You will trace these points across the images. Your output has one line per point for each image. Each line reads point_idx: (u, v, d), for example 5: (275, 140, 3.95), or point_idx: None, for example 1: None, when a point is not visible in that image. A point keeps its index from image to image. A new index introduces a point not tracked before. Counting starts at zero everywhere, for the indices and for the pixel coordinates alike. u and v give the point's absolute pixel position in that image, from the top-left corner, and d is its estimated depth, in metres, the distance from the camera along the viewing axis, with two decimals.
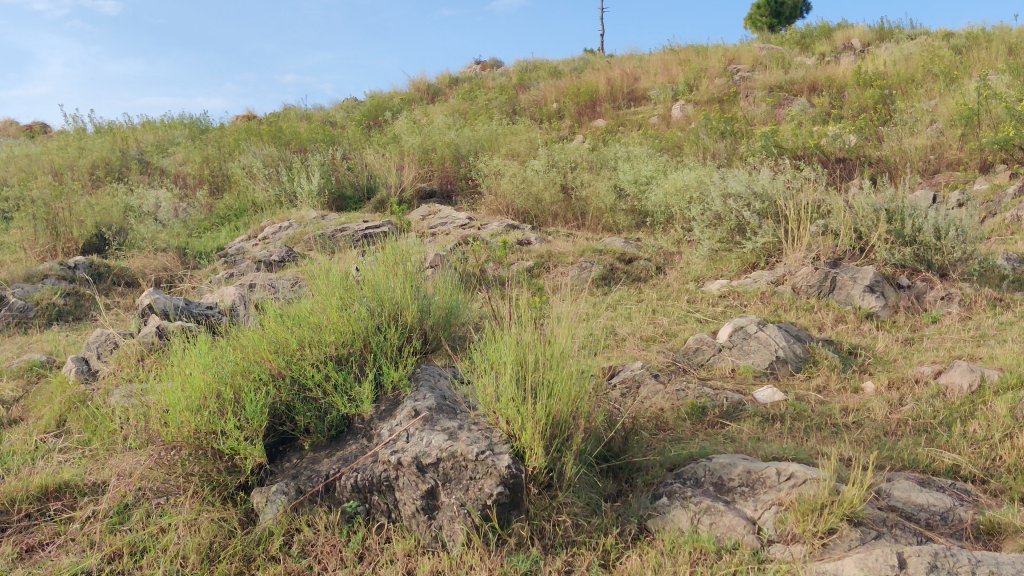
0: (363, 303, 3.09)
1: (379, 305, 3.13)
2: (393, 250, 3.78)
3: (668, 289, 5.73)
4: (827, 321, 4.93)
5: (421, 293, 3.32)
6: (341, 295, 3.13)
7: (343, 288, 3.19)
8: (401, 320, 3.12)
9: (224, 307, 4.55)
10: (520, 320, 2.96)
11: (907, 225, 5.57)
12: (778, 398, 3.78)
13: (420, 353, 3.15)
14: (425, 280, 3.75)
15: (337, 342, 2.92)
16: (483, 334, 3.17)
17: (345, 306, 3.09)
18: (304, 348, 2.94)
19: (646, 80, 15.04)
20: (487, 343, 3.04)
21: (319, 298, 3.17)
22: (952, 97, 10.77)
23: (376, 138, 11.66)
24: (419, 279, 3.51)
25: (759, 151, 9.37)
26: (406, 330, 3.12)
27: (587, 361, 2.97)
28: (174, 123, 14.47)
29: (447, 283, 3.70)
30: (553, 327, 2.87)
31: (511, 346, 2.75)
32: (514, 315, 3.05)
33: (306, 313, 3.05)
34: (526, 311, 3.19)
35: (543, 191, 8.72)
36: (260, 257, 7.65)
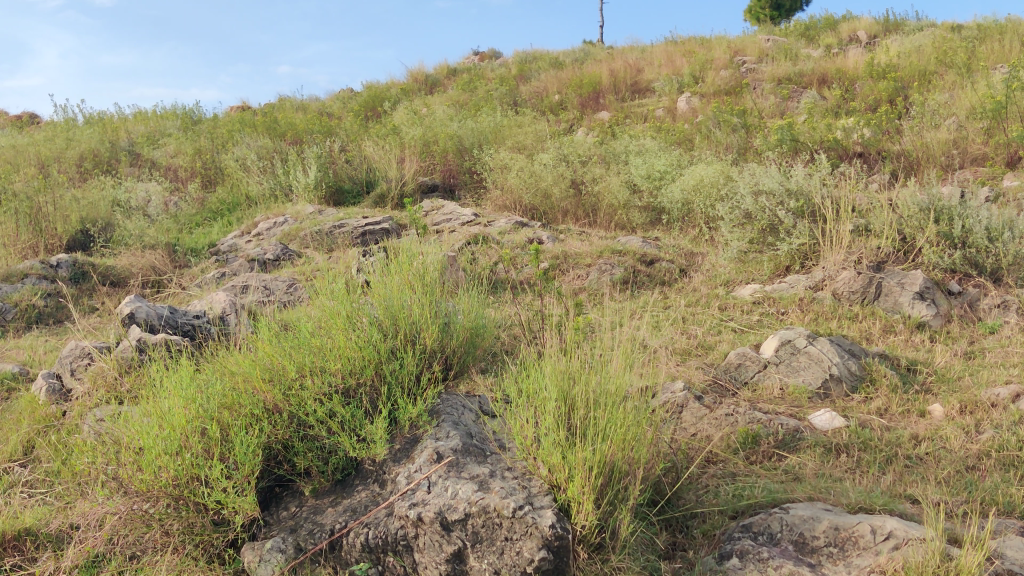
0: (374, 322, 2.64)
1: (393, 324, 2.68)
2: (407, 257, 3.32)
3: (696, 294, 5.29)
4: (876, 332, 4.50)
5: (442, 308, 2.86)
6: (348, 311, 2.68)
7: (350, 302, 2.74)
8: (420, 343, 2.68)
9: (215, 318, 4.11)
10: (563, 346, 2.52)
11: (956, 226, 5.14)
12: (838, 425, 3.35)
13: (441, 380, 2.70)
14: (444, 291, 3.31)
15: (344, 368, 2.46)
16: (518, 359, 2.73)
17: (354, 325, 2.64)
18: (304, 377, 2.49)
19: (650, 71, 14.55)
20: (525, 369, 2.60)
21: (321, 314, 2.72)
22: (972, 89, 10.30)
23: (375, 129, 11.21)
24: (438, 294, 3.07)
25: (775, 145, 8.89)
26: (425, 354, 2.68)
27: (639, 391, 2.53)
28: (167, 114, 14.00)
29: (468, 295, 3.25)
30: (603, 355, 2.44)
31: (553, 377, 2.31)
32: (553, 338, 2.61)
33: (307, 334, 2.60)
34: (565, 334, 2.75)
35: (552, 186, 8.25)
36: (253, 255, 7.20)
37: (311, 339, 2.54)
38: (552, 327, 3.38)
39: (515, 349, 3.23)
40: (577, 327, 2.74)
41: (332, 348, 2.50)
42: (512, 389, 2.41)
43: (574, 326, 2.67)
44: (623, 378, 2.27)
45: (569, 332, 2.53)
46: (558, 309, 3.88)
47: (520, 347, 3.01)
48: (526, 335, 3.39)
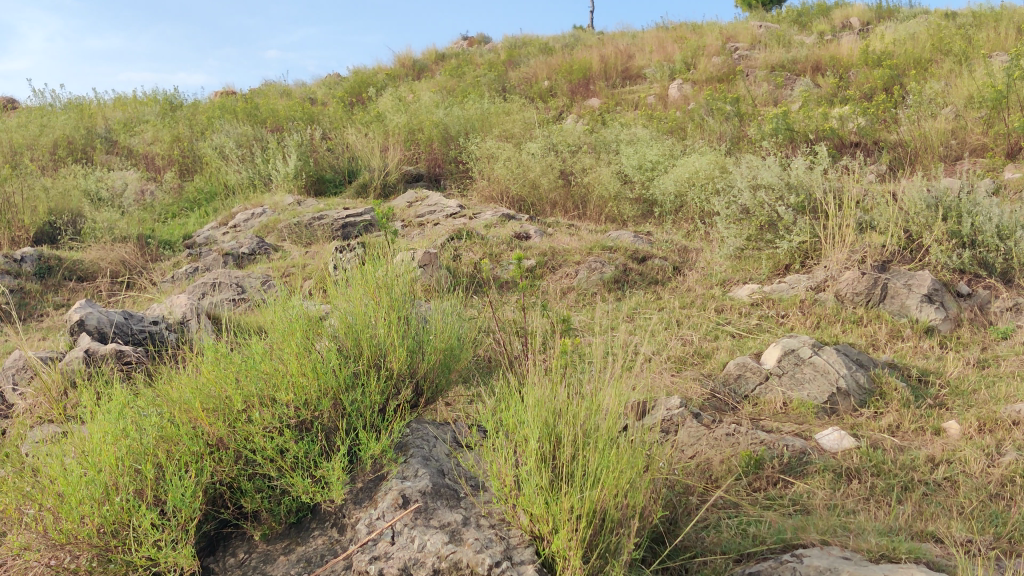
0: (333, 344, 2.35)
1: (354, 346, 2.40)
2: (375, 266, 3.02)
3: (691, 295, 5.01)
4: (882, 338, 4.23)
5: (413, 326, 2.57)
6: (304, 330, 2.39)
7: (306, 320, 2.45)
8: (386, 368, 2.39)
9: (176, 323, 3.81)
10: (547, 374, 2.24)
11: (965, 223, 4.87)
12: (848, 446, 3.07)
13: (409, 408, 2.42)
14: (419, 302, 3.02)
15: (297, 397, 2.17)
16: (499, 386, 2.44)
17: (311, 349, 2.36)
18: (253, 406, 2.19)
19: (641, 58, 14.24)
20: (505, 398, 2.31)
21: (273, 332, 2.42)
22: (970, 76, 10.01)
23: (358, 116, 10.88)
24: (408, 310, 2.78)
25: (769, 134, 8.58)
26: (392, 378, 2.39)
27: (634, 421, 2.25)
28: (146, 99, 13.62)
29: (445, 307, 2.96)
30: (593, 386, 2.16)
31: (536, 411, 2.02)
32: (537, 363, 2.33)
33: (257, 356, 2.30)
34: (551, 357, 2.46)
35: (541, 176, 7.95)
36: (227, 249, 6.89)
37: (261, 364, 2.25)
38: (538, 343, 3.09)
39: (495, 369, 2.95)
40: (565, 350, 2.46)
41: (284, 375, 2.21)
42: (490, 422, 2.12)
43: (560, 349, 2.38)
44: (616, 415, 1.99)
45: (555, 358, 2.24)
46: (543, 321, 3.61)
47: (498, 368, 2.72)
48: (509, 350, 3.11)
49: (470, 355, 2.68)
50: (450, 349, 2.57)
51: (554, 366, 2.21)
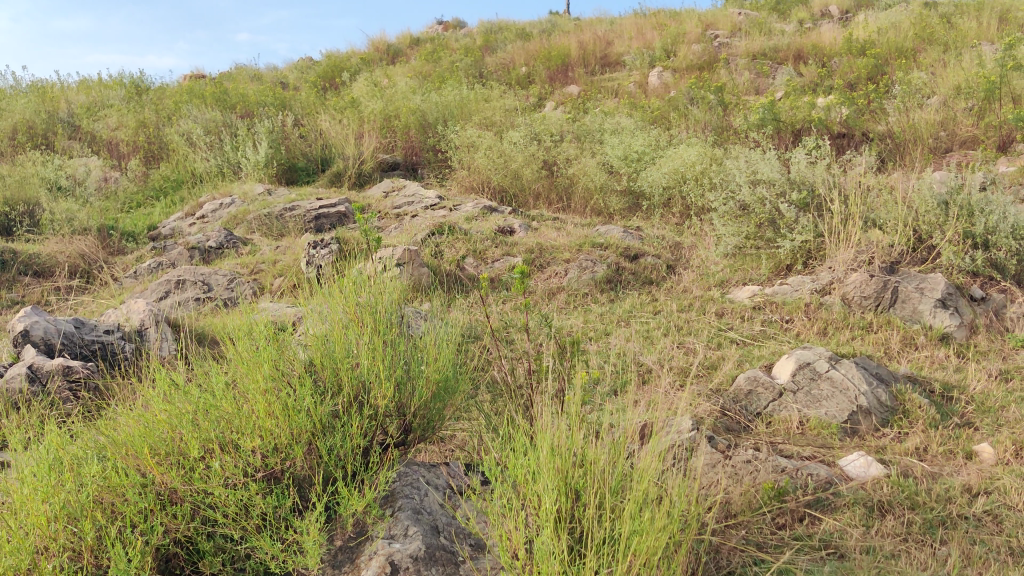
0: (307, 378, 2.03)
1: (331, 380, 2.08)
2: (353, 280, 2.69)
3: (688, 297, 4.73)
4: (896, 346, 3.95)
5: (400, 352, 2.25)
6: (273, 357, 2.06)
7: (275, 345, 2.12)
8: (369, 404, 2.07)
9: (132, 332, 3.46)
10: (563, 415, 1.95)
11: (979, 223, 4.60)
12: (876, 474, 2.79)
13: (395, 450, 2.10)
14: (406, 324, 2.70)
15: (265, 442, 1.85)
16: (503, 428, 2.12)
17: (281, 381, 2.03)
18: (211, 450, 1.85)
19: (620, 44, 13.91)
20: (511, 439, 2.02)
21: (238, 359, 2.09)
22: (957, 65, 9.73)
23: (332, 102, 10.50)
24: (394, 333, 2.46)
25: (755, 125, 8.26)
26: (376, 415, 2.07)
27: (660, 470, 1.94)
28: (111, 83, 13.12)
29: (437, 327, 2.65)
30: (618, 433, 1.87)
31: (554, 462, 1.72)
32: (549, 402, 2.04)
33: (217, 389, 1.97)
34: (561, 395, 2.17)
35: (524, 166, 7.62)
36: (193, 243, 6.52)
37: (223, 400, 1.92)
38: (538, 368, 2.79)
39: (490, 396, 2.63)
40: (577, 384, 2.16)
41: (250, 414, 1.88)
42: (495, 471, 1.81)
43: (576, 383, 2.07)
44: (649, 472, 1.71)
45: (571, 397, 1.96)
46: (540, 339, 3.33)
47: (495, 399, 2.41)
48: (504, 370, 2.80)
49: (465, 385, 2.37)
50: (444, 380, 2.25)
51: (570, 406, 1.92)
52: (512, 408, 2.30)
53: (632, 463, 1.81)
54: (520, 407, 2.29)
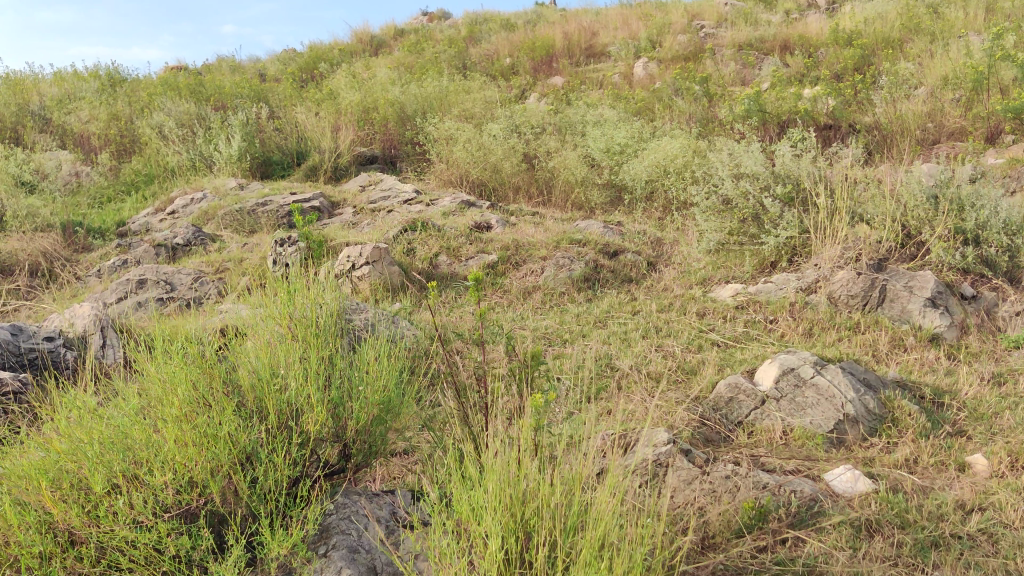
0: (232, 402, 1.88)
1: (258, 404, 1.94)
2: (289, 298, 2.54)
3: (669, 296, 4.55)
4: (884, 349, 3.79)
5: (337, 375, 2.11)
6: (192, 378, 1.92)
7: (196, 366, 1.96)
8: (300, 431, 1.92)
9: (75, 339, 3.26)
10: (516, 441, 1.79)
11: (969, 219, 4.42)
12: (864, 490, 2.62)
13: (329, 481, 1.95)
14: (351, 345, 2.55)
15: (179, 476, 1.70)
16: (454, 457, 1.95)
17: (201, 406, 1.88)
18: (120, 485, 1.70)
19: (605, 35, 13.70)
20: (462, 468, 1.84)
21: (153, 381, 1.94)
22: (945, 55, 9.55)
23: (310, 94, 10.27)
24: (333, 353, 2.32)
25: (740, 116, 8.07)
26: (309, 443, 1.92)
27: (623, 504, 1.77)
28: (86, 74, 12.84)
29: (384, 346, 2.50)
30: (577, 466, 1.71)
31: (501, 500, 1.56)
32: (501, 425, 1.86)
33: (130, 416, 1.82)
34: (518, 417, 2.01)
35: (503, 159, 7.42)
36: (160, 239, 6.29)
37: (133, 427, 1.77)
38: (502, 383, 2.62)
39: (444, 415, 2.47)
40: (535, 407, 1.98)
41: (162, 443, 1.73)
42: (440, 510, 1.64)
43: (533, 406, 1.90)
44: (609, 514, 1.54)
45: (525, 423, 1.78)
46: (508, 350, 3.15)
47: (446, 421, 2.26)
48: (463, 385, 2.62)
49: (411, 406, 2.22)
50: (386, 403, 2.11)
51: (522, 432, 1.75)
52: (463, 429, 2.15)
53: (590, 498, 1.64)
54: (475, 425, 2.13)
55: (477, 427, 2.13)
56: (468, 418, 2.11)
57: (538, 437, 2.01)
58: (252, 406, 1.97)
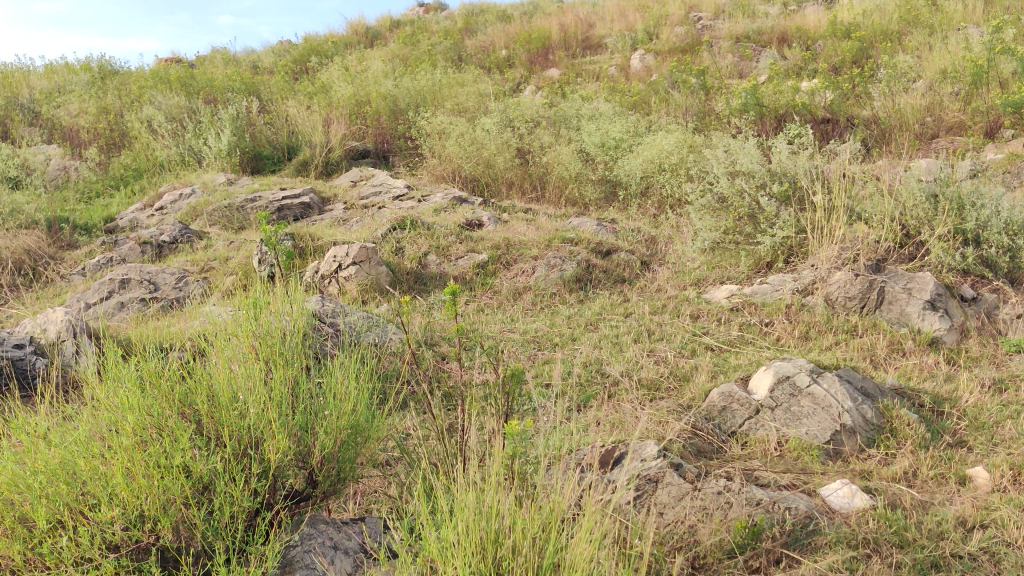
0: (189, 429, 1.85)
1: (218, 430, 1.91)
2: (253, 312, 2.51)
3: (663, 297, 4.45)
4: (882, 354, 3.69)
5: (301, 400, 2.08)
6: (147, 404, 1.88)
7: (148, 387, 1.93)
8: (261, 457, 1.89)
9: (46, 345, 3.17)
10: (491, 477, 1.72)
11: (970, 218, 4.31)
12: (861, 506, 2.52)
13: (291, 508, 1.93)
14: (318, 364, 2.50)
15: (130, 511, 1.67)
16: (429, 493, 1.89)
17: (154, 434, 1.85)
18: (67, 519, 1.67)
19: (601, 26, 13.56)
20: (436, 500, 1.83)
21: (105, 405, 1.90)
22: (945, 47, 9.42)
23: (303, 87, 10.15)
24: (300, 372, 2.29)
25: (737, 110, 7.95)
26: (272, 471, 1.90)
27: (602, 542, 1.70)
28: (77, 66, 12.70)
29: (353, 366, 2.44)
30: (551, 503, 1.69)
31: (470, 544, 1.55)
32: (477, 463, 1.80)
33: (79, 442, 1.78)
34: (495, 444, 1.96)
35: (496, 154, 7.31)
36: (146, 237, 6.17)
37: (81, 457, 1.73)
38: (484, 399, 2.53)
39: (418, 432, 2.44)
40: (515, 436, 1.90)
41: (112, 476, 1.70)
42: (409, 555, 1.59)
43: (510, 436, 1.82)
44: (585, 561, 1.49)
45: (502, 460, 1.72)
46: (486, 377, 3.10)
47: (418, 442, 2.25)
48: (442, 408, 2.55)
49: (381, 428, 2.20)
50: (353, 426, 2.08)
51: (497, 467, 1.73)
52: (436, 452, 2.13)
53: (566, 541, 1.58)
54: (451, 445, 2.11)
55: (453, 449, 2.09)
56: (441, 440, 2.09)
57: (516, 464, 1.93)
58: (211, 433, 1.93)
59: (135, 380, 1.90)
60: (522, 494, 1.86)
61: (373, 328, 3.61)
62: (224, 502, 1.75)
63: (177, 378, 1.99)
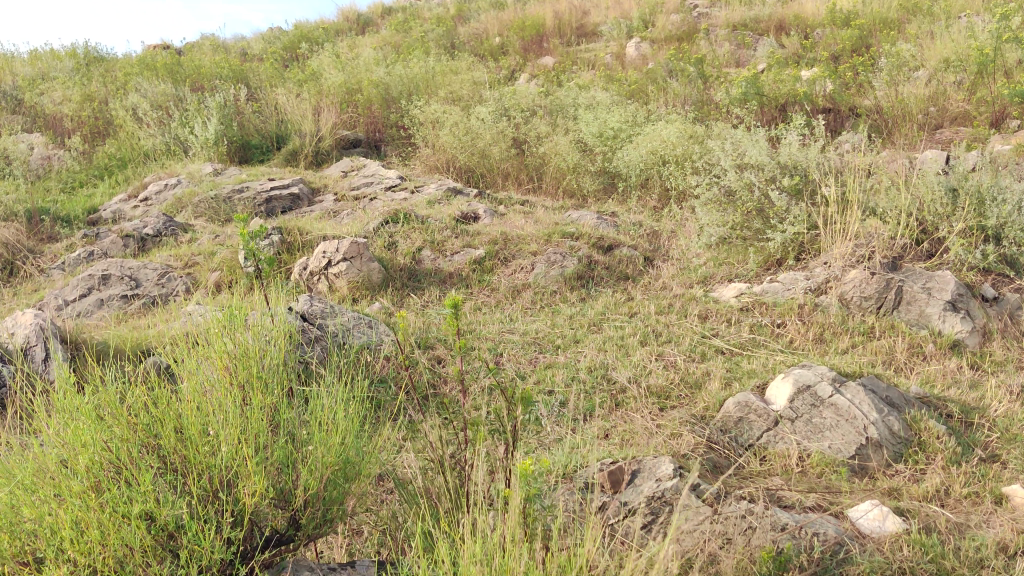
0: (151, 472, 1.69)
1: (186, 469, 1.75)
2: (231, 323, 2.32)
3: (669, 296, 4.25)
4: (902, 357, 3.50)
5: (283, 432, 1.90)
6: (104, 439, 1.72)
7: (105, 420, 1.76)
8: (234, 500, 1.73)
9: (13, 351, 2.97)
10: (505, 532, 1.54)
11: (991, 214, 4.11)
12: (894, 530, 2.32)
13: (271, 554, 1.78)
14: (304, 380, 2.30)
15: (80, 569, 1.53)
16: (430, 540, 1.70)
17: (113, 474, 1.69)
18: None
19: (596, 14, 13.30)
20: (438, 548, 1.64)
21: (57, 438, 1.74)
22: (947, 34, 9.19)
23: (292, 75, 9.90)
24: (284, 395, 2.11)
25: (737, 100, 7.73)
26: (248, 515, 1.74)
27: None
28: (61, 53, 12.40)
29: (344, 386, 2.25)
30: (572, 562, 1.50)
31: None
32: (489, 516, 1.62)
33: (27, 486, 1.63)
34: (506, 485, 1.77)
35: (491, 144, 7.09)
36: (129, 229, 5.94)
37: (25, 505, 1.58)
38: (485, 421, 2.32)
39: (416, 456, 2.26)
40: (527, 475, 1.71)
41: (60, 526, 1.55)
42: None
43: (522, 475, 1.63)
44: None
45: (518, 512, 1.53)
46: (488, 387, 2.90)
47: (417, 469, 2.05)
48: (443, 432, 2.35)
49: (376, 457, 2.01)
50: (344, 461, 1.90)
51: (510, 521, 1.56)
52: (437, 487, 1.95)
53: None
54: (453, 479, 1.93)
55: (455, 484, 1.91)
56: (442, 472, 1.91)
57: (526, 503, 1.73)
58: (177, 469, 1.77)
59: (90, 414, 1.74)
60: (533, 538, 1.67)
61: (365, 330, 3.41)
62: (189, 555, 1.59)
63: (140, 407, 1.83)
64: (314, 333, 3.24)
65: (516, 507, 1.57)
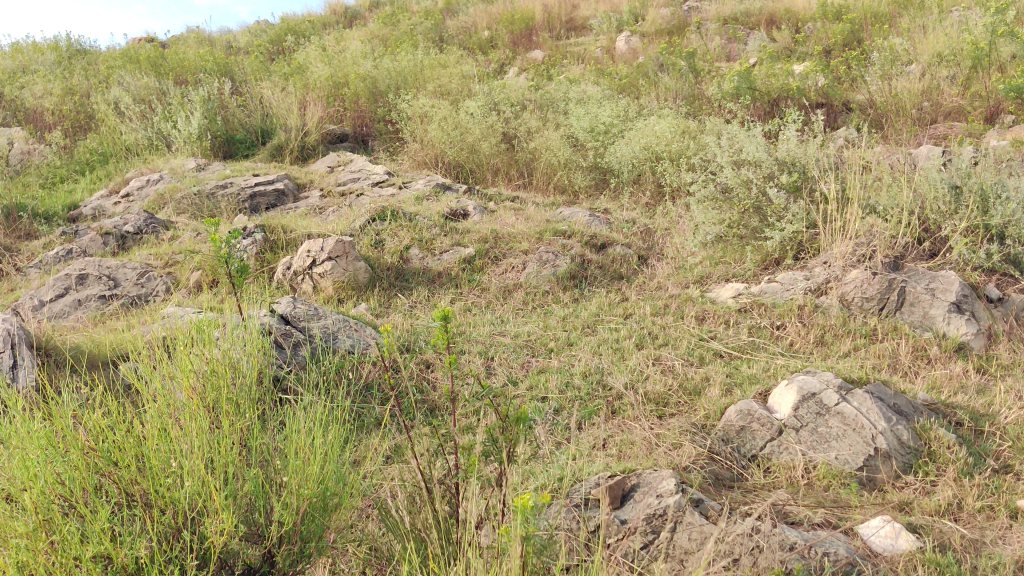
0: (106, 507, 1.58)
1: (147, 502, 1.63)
2: (203, 333, 2.19)
3: (664, 296, 4.13)
4: (906, 361, 3.39)
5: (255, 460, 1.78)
6: (57, 470, 1.62)
7: (60, 449, 1.65)
8: (199, 537, 1.61)
9: None
10: None
11: (996, 213, 3.97)
12: (908, 549, 2.20)
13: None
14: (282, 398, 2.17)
15: None
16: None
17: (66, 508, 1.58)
18: None
19: (585, 7, 13.14)
20: None
21: (5, 467, 1.64)
22: (940, 28, 9.06)
23: (279, 68, 9.74)
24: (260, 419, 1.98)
25: (730, 94, 7.60)
26: (216, 553, 1.62)
27: None
28: (43, 45, 12.18)
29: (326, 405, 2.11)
30: None
31: None
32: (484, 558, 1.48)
33: None
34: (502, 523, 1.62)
35: (480, 139, 6.94)
36: (108, 227, 5.78)
37: None
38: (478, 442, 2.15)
39: (405, 477, 2.13)
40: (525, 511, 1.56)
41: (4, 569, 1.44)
42: None
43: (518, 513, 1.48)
44: None
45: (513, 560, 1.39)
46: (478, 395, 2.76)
47: (403, 494, 1.91)
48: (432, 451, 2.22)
49: (358, 486, 1.89)
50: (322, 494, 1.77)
51: None
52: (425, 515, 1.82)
53: None
54: (443, 509, 1.79)
55: (443, 515, 1.77)
56: (428, 504, 1.77)
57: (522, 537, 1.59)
58: (136, 501, 1.65)
59: (42, 442, 1.63)
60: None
61: (350, 334, 3.28)
62: None
63: (99, 433, 1.71)
64: (296, 337, 3.11)
65: (516, 566, 1.45)
